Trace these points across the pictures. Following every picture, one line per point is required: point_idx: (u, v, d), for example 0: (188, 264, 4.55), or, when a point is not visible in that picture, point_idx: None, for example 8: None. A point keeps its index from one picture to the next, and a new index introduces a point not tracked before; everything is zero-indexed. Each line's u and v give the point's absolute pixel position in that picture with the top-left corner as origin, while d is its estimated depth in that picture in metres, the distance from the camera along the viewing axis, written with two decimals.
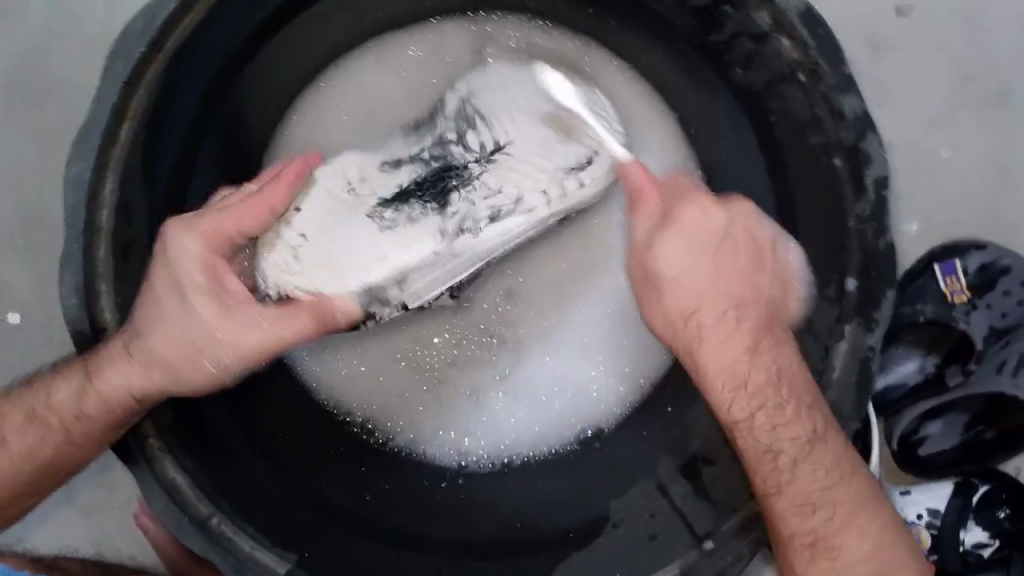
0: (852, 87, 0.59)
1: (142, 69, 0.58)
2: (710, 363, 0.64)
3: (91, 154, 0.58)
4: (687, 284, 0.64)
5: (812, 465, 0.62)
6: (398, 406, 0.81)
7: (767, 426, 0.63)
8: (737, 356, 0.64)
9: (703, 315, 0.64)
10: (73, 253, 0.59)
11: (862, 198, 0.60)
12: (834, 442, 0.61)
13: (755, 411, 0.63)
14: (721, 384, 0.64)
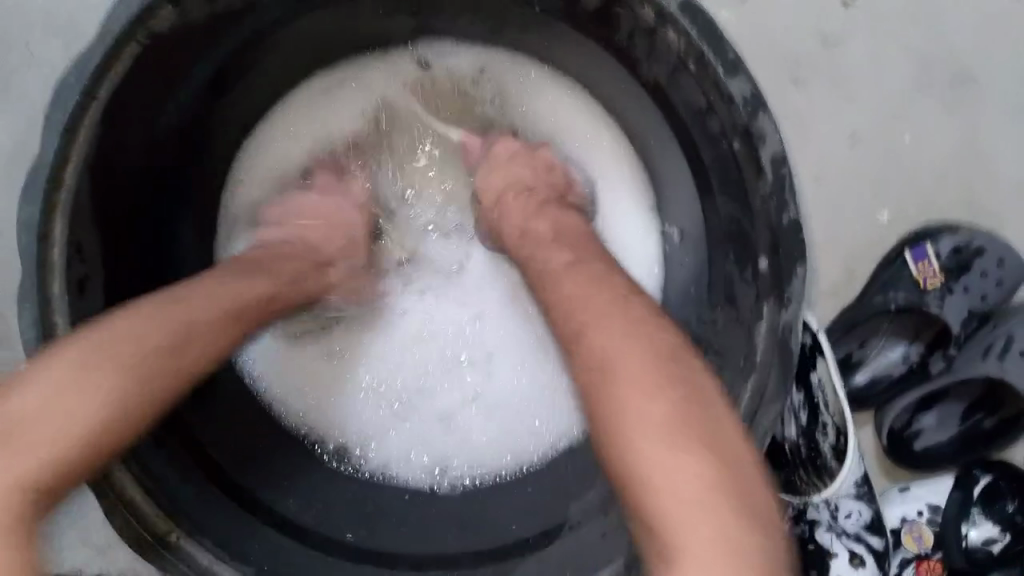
0: (739, 70, 0.60)
1: (80, 115, 0.62)
2: (588, 344, 0.58)
3: (39, 200, 0.63)
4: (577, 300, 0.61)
5: (671, 447, 0.50)
6: (367, 431, 0.85)
7: (636, 403, 0.53)
8: (647, 340, 0.56)
9: (583, 317, 0.59)
10: (28, 288, 0.63)
11: (762, 180, 0.61)
12: (697, 415, 0.52)
13: (628, 388, 0.53)
14: (600, 372, 0.56)
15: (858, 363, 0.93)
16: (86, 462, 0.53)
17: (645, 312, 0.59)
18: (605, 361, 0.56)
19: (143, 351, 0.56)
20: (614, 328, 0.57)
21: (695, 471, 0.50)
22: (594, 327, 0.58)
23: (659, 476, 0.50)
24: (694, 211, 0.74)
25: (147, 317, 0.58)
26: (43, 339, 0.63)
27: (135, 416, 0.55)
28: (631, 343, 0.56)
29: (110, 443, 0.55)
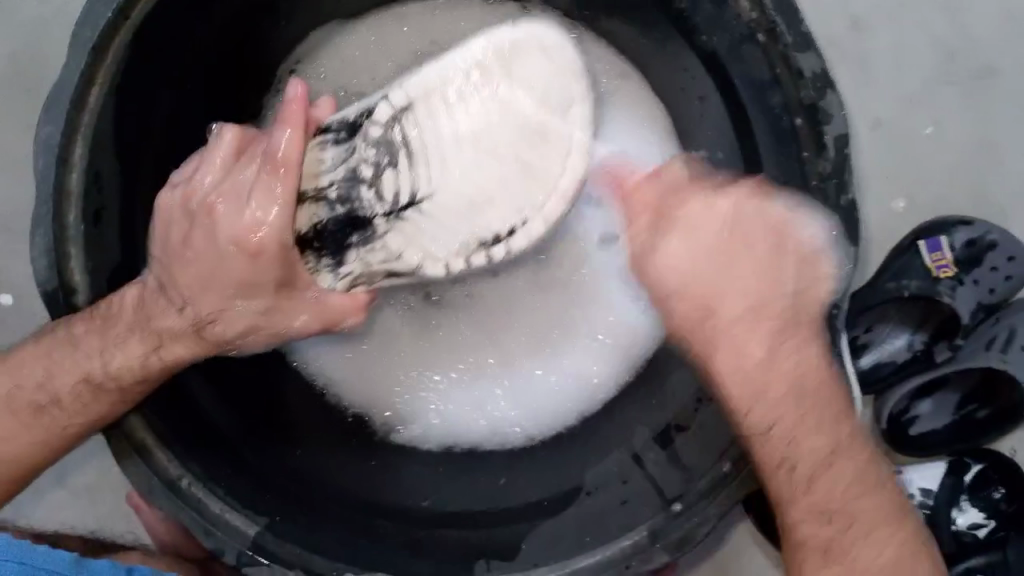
0: (810, 46, 0.60)
1: (110, 34, 0.60)
2: (724, 366, 0.63)
3: (60, 120, 0.61)
4: (694, 280, 0.63)
5: (838, 486, 0.63)
6: (395, 396, 0.80)
7: (785, 442, 0.62)
8: (795, 362, 0.63)
9: (716, 314, 0.63)
10: (43, 216, 0.62)
11: (823, 157, 0.61)
12: (847, 463, 0.63)
13: (773, 424, 0.62)
14: (743, 394, 0.63)
15: (864, 346, 0.94)
16: (39, 452, 0.67)
17: (779, 308, 0.63)
18: (796, 453, 0.62)
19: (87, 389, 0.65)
20: (801, 405, 0.62)
21: (883, 529, 0.63)
22: (762, 422, 0.62)
23: (848, 550, 0.63)
24: (731, 188, 0.72)
25: (77, 343, 0.65)
26: (58, 269, 0.64)
27: (66, 433, 0.66)
28: (800, 428, 0.62)
29: (67, 441, 0.67)
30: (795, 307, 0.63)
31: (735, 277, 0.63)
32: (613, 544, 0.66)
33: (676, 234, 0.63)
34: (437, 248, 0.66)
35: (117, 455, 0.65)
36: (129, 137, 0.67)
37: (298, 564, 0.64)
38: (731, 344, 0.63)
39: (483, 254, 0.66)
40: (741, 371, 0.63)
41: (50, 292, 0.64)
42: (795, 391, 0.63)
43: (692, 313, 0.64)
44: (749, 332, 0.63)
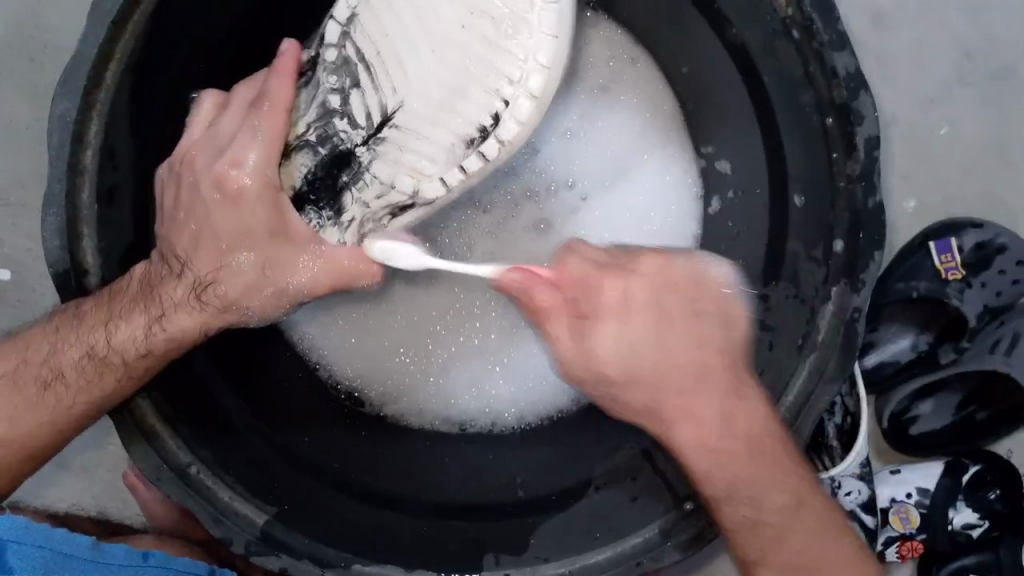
0: (846, 45, 0.58)
1: (129, 10, 0.58)
2: (688, 440, 0.62)
3: (75, 95, 0.59)
4: (628, 350, 0.61)
5: (801, 541, 0.62)
6: (394, 371, 0.80)
7: (748, 488, 0.61)
8: (720, 420, 0.62)
9: (665, 384, 0.61)
10: (55, 194, 0.60)
11: (852, 158, 0.60)
12: (813, 511, 0.63)
13: (731, 481, 0.61)
14: (701, 459, 0.62)
15: (869, 346, 0.95)
16: (50, 440, 0.65)
17: (724, 371, 0.62)
18: (764, 515, 0.62)
19: (92, 369, 0.63)
20: (729, 469, 0.61)
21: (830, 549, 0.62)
22: (721, 484, 0.62)
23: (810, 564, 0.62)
24: (753, 183, 0.70)
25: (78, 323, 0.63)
26: (71, 250, 0.62)
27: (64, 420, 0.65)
28: (764, 480, 0.62)
29: (70, 424, 0.65)
30: (709, 365, 0.62)
31: (659, 351, 0.61)
32: (621, 542, 0.66)
33: (614, 347, 0.61)
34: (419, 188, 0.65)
35: (123, 435, 0.63)
36: (144, 115, 0.65)
37: (306, 554, 0.64)
38: (695, 409, 0.62)
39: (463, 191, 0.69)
40: (699, 432, 0.62)
41: (61, 273, 0.62)
42: (745, 449, 0.61)
43: (638, 402, 0.63)
44: (693, 396, 0.62)
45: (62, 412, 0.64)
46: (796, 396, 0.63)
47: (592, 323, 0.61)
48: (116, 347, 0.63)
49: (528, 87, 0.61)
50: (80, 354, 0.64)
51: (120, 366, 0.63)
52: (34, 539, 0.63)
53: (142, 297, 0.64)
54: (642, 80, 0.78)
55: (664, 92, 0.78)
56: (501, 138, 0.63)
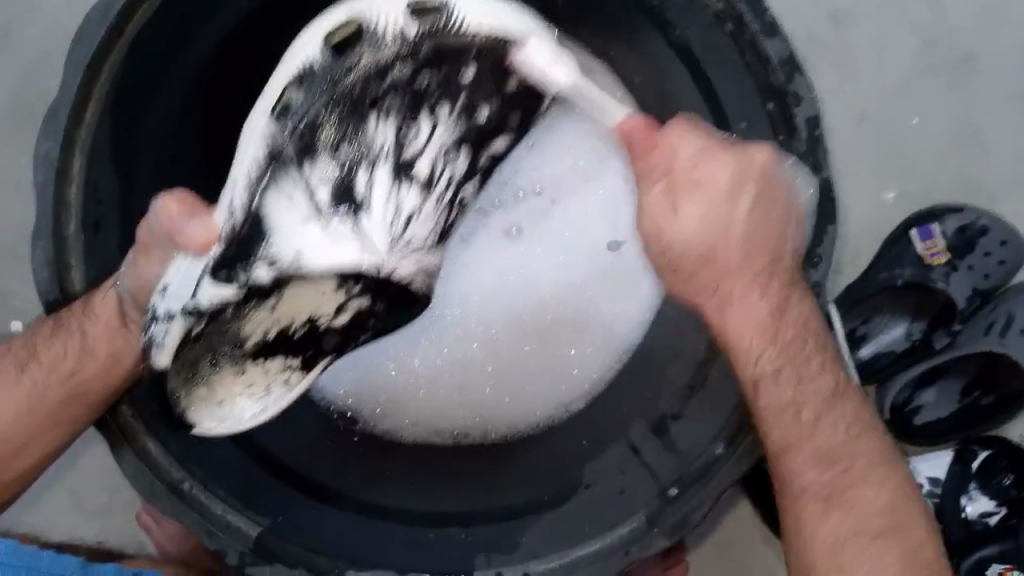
0: (776, 30, 0.61)
1: (105, 54, 0.63)
2: (733, 326, 0.63)
3: (57, 135, 0.64)
4: (690, 251, 0.61)
5: (864, 496, 0.67)
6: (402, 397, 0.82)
7: (788, 381, 0.65)
8: (759, 310, 0.63)
9: (721, 255, 0.61)
10: (44, 229, 0.64)
11: (796, 138, 0.63)
12: (871, 466, 0.68)
13: (780, 365, 0.64)
14: (741, 346, 0.64)
15: (862, 338, 0.94)
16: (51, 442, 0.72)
17: (779, 282, 0.63)
18: (855, 511, 0.67)
19: (77, 363, 0.69)
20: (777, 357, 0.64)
21: (874, 469, 0.68)
22: (769, 366, 0.64)
23: (851, 491, 0.67)
24: None
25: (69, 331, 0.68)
26: (60, 280, 0.67)
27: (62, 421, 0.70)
28: (831, 416, 0.67)
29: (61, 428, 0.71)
30: (782, 267, 0.62)
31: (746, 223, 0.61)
32: (612, 531, 0.67)
33: (688, 208, 0.59)
34: (245, 154, 0.63)
35: (112, 447, 0.67)
36: (125, 154, 0.69)
37: (300, 563, 0.67)
38: (744, 307, 0.63)
39: (302, 195, 0.61)
40: (750, 322, 0.63)
41: (51, 301, 0.67)
42: (796, 341, 0.65)
43: (705, 279, 0.62)
44: (755, 286, 0.63)
45: (52, 414, 0.70)
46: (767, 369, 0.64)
47: (677, 203, 0.60)
48: (91, 344, 0.68)
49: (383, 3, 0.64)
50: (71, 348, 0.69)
51: (97, 363, 0.68)
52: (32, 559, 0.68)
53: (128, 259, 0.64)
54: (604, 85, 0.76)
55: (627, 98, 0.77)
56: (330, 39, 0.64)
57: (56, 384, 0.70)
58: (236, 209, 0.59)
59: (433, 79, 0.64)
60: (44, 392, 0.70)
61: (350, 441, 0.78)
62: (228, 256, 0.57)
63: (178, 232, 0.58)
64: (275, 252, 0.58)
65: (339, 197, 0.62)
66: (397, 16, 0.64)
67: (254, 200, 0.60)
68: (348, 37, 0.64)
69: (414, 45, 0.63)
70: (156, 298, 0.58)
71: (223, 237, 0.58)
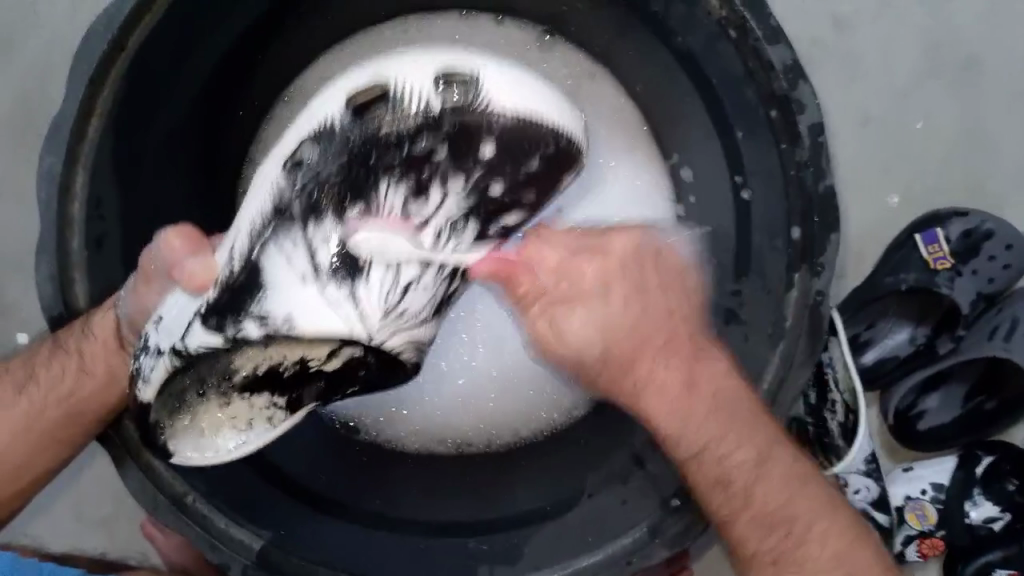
0: (779, 38, 0.61)
1: (107, 66, 0.63)
2: (654, 405, 0.64)
3: (61, 150, 0.64)
4: (617, 323, 0.63)
5: (820, 531, 0.63)
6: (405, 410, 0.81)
7: (721, 448, 0.63)
8: (685, 371, 0.64)
9: (650, 346, 0.63)
10: (47, 242, 0.64)
11: (799, 146, 0.62)
12: (810, 492, 0.64)
13: (709, 438, 0.63)
14: (667, 409, 0.63)
15: (866, 343, 0.94)
16: (52, 459, 0.71)
17: (692, 341, 0.65)
18: (757, 503, 0.63)
19: (77, 381, 0.68)
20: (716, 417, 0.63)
21: (821, 523, 0.64)
22: (699, 441, 0.63)
23: (799, 537, 0.63)
24: (717, 179, 0.72)
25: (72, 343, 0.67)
26: (64, 294, 0.66)
27: (63, 437, 0.69)
28: (745, 436, 0.63)
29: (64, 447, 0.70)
30: (686, 336, 0.65)
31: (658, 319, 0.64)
32: (614, 543, 0.67)
33: (578, 308, 0.63)
34: (257, 199, 0.60)
35: (117, 462, 0.66)
36: (129, 167, 0.69)
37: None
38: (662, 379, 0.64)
39: (302, 254, 0.56)
40: (666, 404, 0.64)
41: (55, 316, 0.67)
42: (718, 400, 0.63)
43: (618, 362, 0.64)
44: (675, 363, 0.64)
45: (51, 432, 0.69)
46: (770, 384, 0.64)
47: (569, 301, 0.63)
48: (89, 362, 0.67)
49: (412, 77, 0.59)
50: (70, 368, 0.69)
51: (95, 380, 0.68)
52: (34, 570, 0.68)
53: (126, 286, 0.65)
54: (603, 95, 0.80)
55: (620, 96, 0.80)
56: (356, 96, 0.59)
57: (55, 403, 0.69)
58: (235, 257, 0.58)
59: (445, 154, 0.59)
60: (45, 411, 0.69)
61: (355, 458, 0.79)
62: (220, 303, 0.56)
63: (180, 261, 0.60)
64: (265, 309, 0.55)
65: (334, 272, 0.56)
66: (425, 88, 0.58)
67: (258, 252, 0.57)
68: (372, 98, 0.58)
69: (438, 118, 0.58)
70: (147, 330, 0.59)
71: (220, 282, 0.57)
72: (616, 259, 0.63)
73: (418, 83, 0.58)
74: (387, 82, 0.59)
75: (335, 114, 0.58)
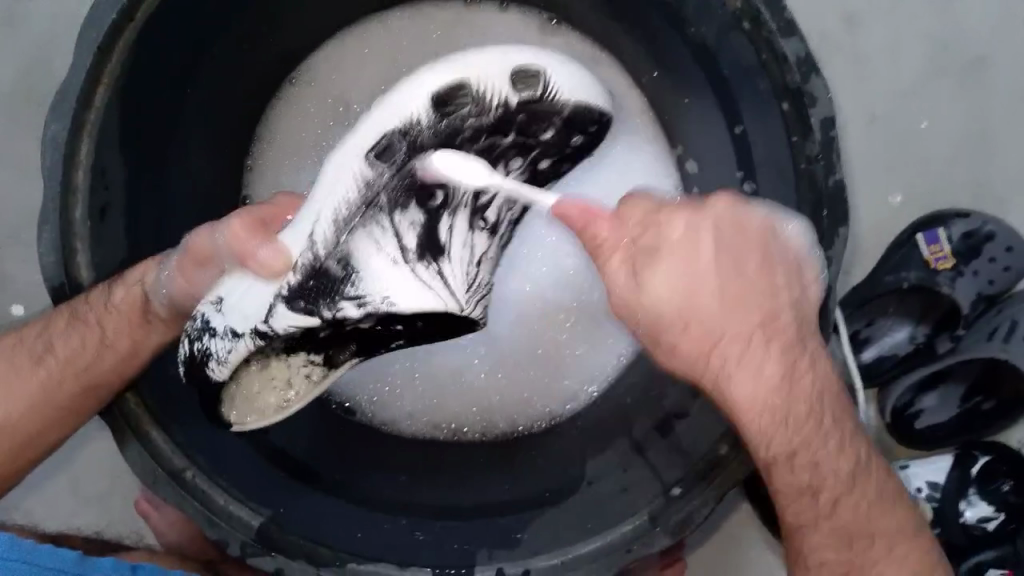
0: (794, 30, 0.61)
1: (115, 36, 0.62)
2: (739, 392, 0.60)
3: (65, 117, 0.61)
4: (684, 304, 0.58)
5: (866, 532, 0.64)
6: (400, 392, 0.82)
7: (798, 459, 0.62)
8: (761, 368, 0.59)
9: (724, 333, 0.59)
10: (49, 211, 0.63)
11: (810, 139, 0.62)
12: (869, 485, 0.65)
13: (795, 443, 0.62)
14: (749, 406, 0.60)
15: (866, 340, 0.94)
16: (53, 436, 0.70)
17: (773, 325, 0.60)
18: (817, 482, 0.63)
19: (92, 355, 0.67)
20: (791, 433, 0.61)
21: (882, 534, 0.65)
22: (782, 448, 0.62)
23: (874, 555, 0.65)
24: (727, 170, 0.73)
25: (80, 316, 0.67)
26: (65, 263, 0.65)
27: (64, 411, 0.69)
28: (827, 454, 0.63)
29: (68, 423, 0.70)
30: (782, 315, 0.60)
31: (737, 313, 0.59)
32: (613, 530, 0.67)
33: (665, 267, 0.58)
34: (331, 192, 0.60)
35: (117, 438, 0.65)
36: (130, 136, 0.68)
37: (303, 555, 0.66)
38: (737, 381, 0.60)
39: (391, 242, 0.61)
40: (760, 389, 0.60)
41: (56, 286, 0.66)
42: (812, 410, 0.61)
43: (686, 331, 0.59)
44: (750, 352, 0.59)
45: (59, 410, 0.68)
46: None
47: (656, 255, 0.58)
48: (105, 334, 0.67)
49: (489, 67, 0.63)
50: (85, 341, 0.68)
51: (113, 351, 0.67)
52: (23, 554, 0.67)
53: (170, 256, 0.66)
54: (608, 77, 0.80)
55: (621, 77, 0.80)
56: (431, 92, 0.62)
57: (67, 379, 0.68)
58: (319, 246, 0.60)
59: (514, 139, 0.64)
60: (54, 385, 0.68)
61: (350, 437, 0.79)
62: (307, 287, 0.60)
63: (251, 247, 0.60)
64: (364, 293, 0.61)
65: (424, 249, 0.62)
66: (505, 90, 0.63)
67: (345, 239, 0.60)
68: (456, 94, 0.62)
69: (513, 112, 0.63)
70: (211, 313, 0.62)
71: (301, 267, 0.60)
72: (712, 232, 0.58)
73: (498, 83, 0.63)
74: (461, 78, 0.62)
75: (414, 115, 0.61)
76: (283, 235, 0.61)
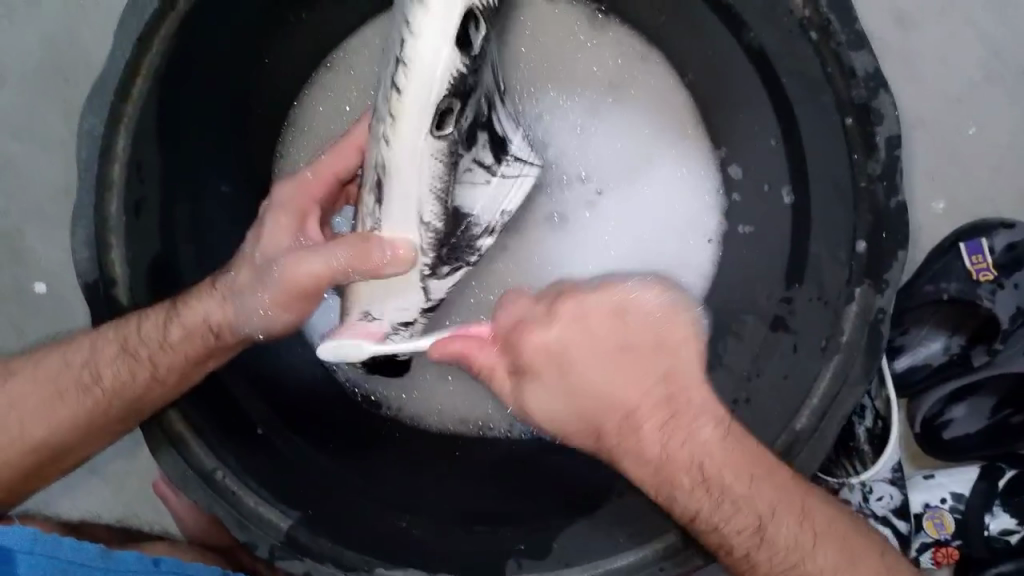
0: (863, 45, 0.58)
1: (155, 28, 0.60)
2: (629, 463, 0.64)
3: (103, 109, 0.61)
4: (581, 398, 0.64)
5: (771, 540, 0.62)
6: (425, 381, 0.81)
7: (717, 517, 0.62)
8: (644, 449, 0.64)
9: (605, 421, 0.64)
10: (84, 204, 0.62)
11: (874, 159, 0.60)
12: (797, 510, 0.62)
13: (699, 506, 0.62)
14: (650, 475, 0.63)
15: (899, 349, 0.92)
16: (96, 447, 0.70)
17: (651, 402, 0.64)
18: (729, 538, 0.61)
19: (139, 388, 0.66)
20: (708, 492, 0.62)
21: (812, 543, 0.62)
22: (690, 509, 0.62)
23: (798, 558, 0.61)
24: (769, 177, 0.70)
25: (132, 349, 0.66)
26: (101, 260, 0.64)
27: (110, 428, 0.68)
28: (739, 500, 0.62)
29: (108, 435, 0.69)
30: (665, 388, 0.65)
31: (616, 385, 0.64)
32: (645, 547, 0.65)
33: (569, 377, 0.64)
34: (416, 172, 0.60)
35: (153, 447, 0.64)
36: (170, 129, 0.67)
37: (330, 558, 0.65)
38: (638, 449, 0.64)
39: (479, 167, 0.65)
40: (647, 461, 0.63)
41: (90, 283, 0.65)
42: (704, 468, 0.62)
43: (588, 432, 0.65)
44: (639, 430, 0.64)
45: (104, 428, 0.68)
46: (811, 417, 0.62)
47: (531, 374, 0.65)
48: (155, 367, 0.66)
49: None
50: (133, 371, 0.66)
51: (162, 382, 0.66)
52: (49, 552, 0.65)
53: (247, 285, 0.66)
54: (653, 79, 0.79)
55: (667, 75, 0.78)
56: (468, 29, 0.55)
57: (114, 405, 0.67)
58: (434, 222, 0.64)
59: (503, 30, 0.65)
60: (100, 409, 0.67)
61: (374, 435, 0.78)
62: (443, 251, 0.67)
63: (366, 264, 0.62)
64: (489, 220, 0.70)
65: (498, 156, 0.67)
66: None
67: (447, 201, 0.63)
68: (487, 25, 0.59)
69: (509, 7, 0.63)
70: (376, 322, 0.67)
71: (429, 246, 0.65)
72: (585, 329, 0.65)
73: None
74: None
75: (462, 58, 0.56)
76: (387, 229, 0.63)
